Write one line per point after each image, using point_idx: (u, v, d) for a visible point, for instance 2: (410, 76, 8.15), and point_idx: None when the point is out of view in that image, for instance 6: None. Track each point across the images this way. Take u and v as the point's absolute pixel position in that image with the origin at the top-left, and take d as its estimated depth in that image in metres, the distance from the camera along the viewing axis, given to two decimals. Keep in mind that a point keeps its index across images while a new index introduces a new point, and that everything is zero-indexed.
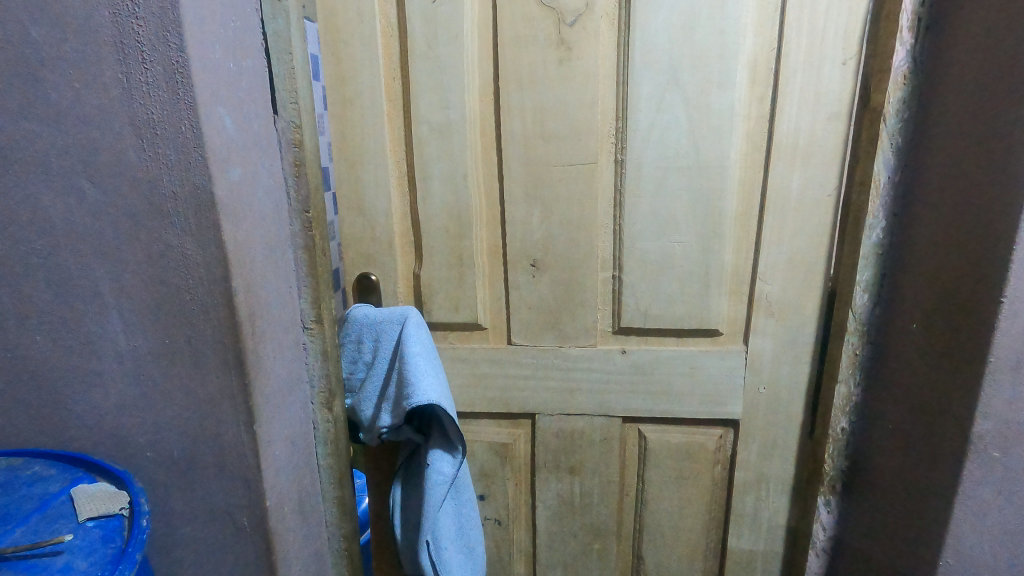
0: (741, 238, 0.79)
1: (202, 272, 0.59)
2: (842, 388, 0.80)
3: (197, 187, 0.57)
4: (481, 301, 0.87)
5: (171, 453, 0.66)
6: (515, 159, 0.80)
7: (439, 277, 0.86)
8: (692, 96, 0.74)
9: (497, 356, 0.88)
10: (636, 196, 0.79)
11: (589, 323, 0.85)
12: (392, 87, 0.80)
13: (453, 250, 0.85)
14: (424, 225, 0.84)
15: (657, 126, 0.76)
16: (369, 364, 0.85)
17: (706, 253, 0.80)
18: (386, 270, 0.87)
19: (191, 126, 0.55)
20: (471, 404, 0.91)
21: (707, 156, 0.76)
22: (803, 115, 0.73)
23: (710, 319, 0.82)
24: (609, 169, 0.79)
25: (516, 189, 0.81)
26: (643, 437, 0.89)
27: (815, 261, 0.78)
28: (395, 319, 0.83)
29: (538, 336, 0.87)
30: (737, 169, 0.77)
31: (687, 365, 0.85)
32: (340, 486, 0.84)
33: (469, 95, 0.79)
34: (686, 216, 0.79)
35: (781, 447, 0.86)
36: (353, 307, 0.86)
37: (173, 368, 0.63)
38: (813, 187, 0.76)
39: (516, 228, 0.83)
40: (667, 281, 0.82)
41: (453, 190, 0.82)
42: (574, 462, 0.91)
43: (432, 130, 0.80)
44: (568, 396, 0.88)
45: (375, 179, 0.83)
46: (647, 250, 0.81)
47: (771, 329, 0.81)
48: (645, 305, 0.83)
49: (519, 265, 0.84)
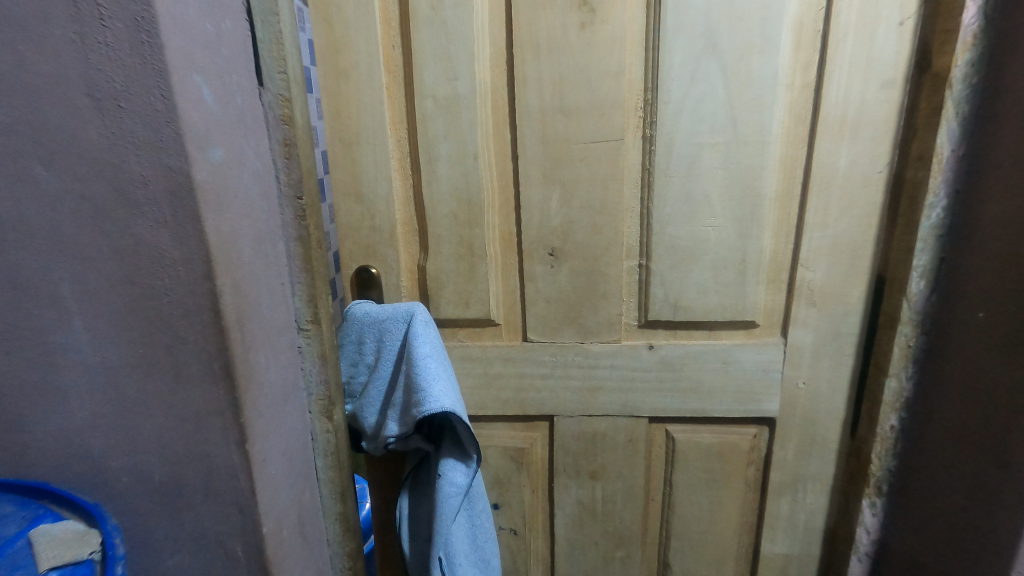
0: (781, 222, 0.72)
1: (181, 271, 0.51)
2: (892, 383, 0.71)
3: (172, 169, 0.48)
4: (493, 295, 0.80)
5: (152, 477, 0.58)
6: (530, 136, 0.72)
7: (447, 269, 0.79)
8: (730, 63, 0.66)
9: (511, 354, 0.81)
10: (667, 176, 0.71)
11: (613, 318, 0.78)
12: (391, 57, 0.73)
13: (462, 239, 0.77)
14: (428, 212, 0.77)
15: (691, 97, 0.68)
16: (371, 366, 0.78)
17: (743, 238, 0.72)
18: (388, 263, 0.80)
19: (163, 97, 0.46)
20: (484, 407, 0.84)
21: (746, 130, 0.68)
22: (852, 84, 0.66)
23: (745, 310, 0.75)
24: (636, 147, 0.72)
25: (531, 169, 0.74)
26: (671, 439, 0.83)
27: (862, 244, 0.71)
28: (400, 317, 0.76)
29: (557, 332, 0.80)
30: (778, 144, 0.69)
31: (720, 360, 0.78)
32: (343, 500, 0.78)
33: (479, 66, 0.71)
34: (722, 197, 0.71)
35: (819, 446, 0.80)
36: (353, 304, 0.79)
37: (150, 380, 0.55)
38: (862, 164, 0.68)
39: (533, 214, 0.75)
40: (700, 270, 0.74)
41: (462, 172, 0.75)
42: (595, 466, 0.85)
43: (438, 105, 0.73)
44: (589, 396, 0.82)
45: (375, 162, 0.76)
46: (678, 236, 0.73)
47: (812, 320, 0.75)
48: (675, 296, 0.76)
49: (535, 255, 0.77)
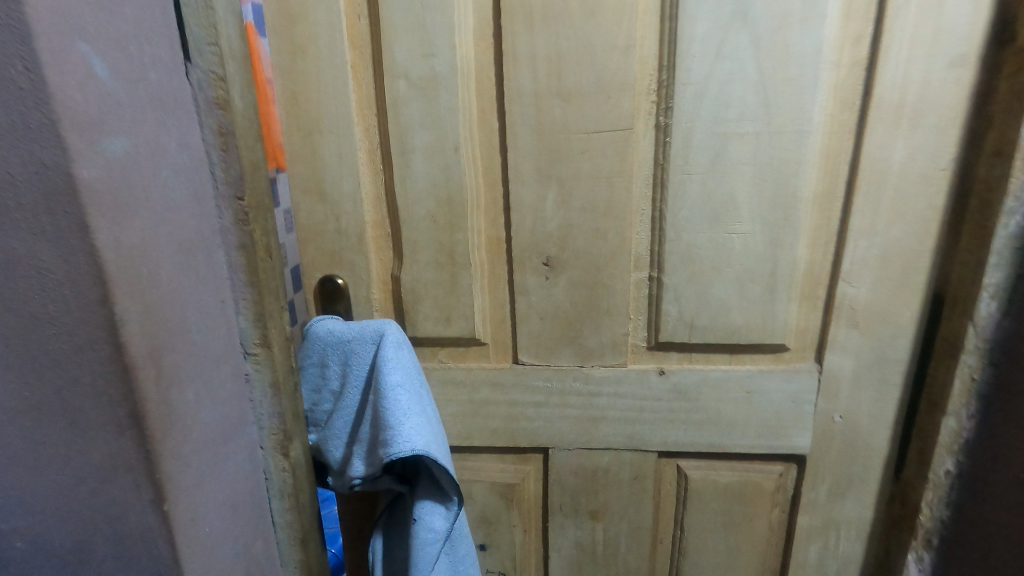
0: (819, 228, 0.61)
1: (69, 294, 0.41)
2: (950, 423, 0.59)
3: (47, 167, 0.38)
4: (479, 310, 0.69)
5: (54, 542, 0.48)
6: (521, 123, 0.61)
7: (425, 280, 0.68)
8: (765, 35, 0.54)
9: (499, 378, 0.70)
10: (684, 173, 0.60)
11: (618, 338, 0.67)
12: (357, 29, 0.61)
13: (443, 245, 0.66)
14: (403, 214, 0.65)
15: (715, 77, 0.56)
16: (336, 393, 0.67)
17: (774, 247, 0.61)
18: (356, 272, 0.69)
19: (26, 70, 0.36)
20: (469, 437, 0.73)
21: (782, 117, 0.57)
22: (913, 61, 0.54)
23: (775, 331, 0.64)
24: (647, 137, 0.60)
25: (523, 164, 0.62)
26: (683, 476, 0.72)
27: (917, 256, 0.59)
28: (369, 337, 0.65)
29: (552, 354, 0.69)
30: (820, 135, 0.57)
31: (743, 389, 0.67)
32: (303, 548, 0.67)
33: (461, 40, 0.59)
34: (750, 199, 0.59)
35: (856, 488, 0.69)
36: (315, 320, 0.68)
37: (41, 430, 0.44)
38: (921, 159, 0.56)
39: (525, 216, 0.64)
40: (721, 284, 0.63)
41: (441, 167, 0.63)
42: (596, 505, 0.74)
43: (413, 86, 0.61)
44: (589, 427, 0.71)
45: (339, 154, 0.64)
46: (696, 243, 0.62)
47: (854, 344, 0.63)
48: (692, 314, 0.64)
49: (528, 264, 0.66)
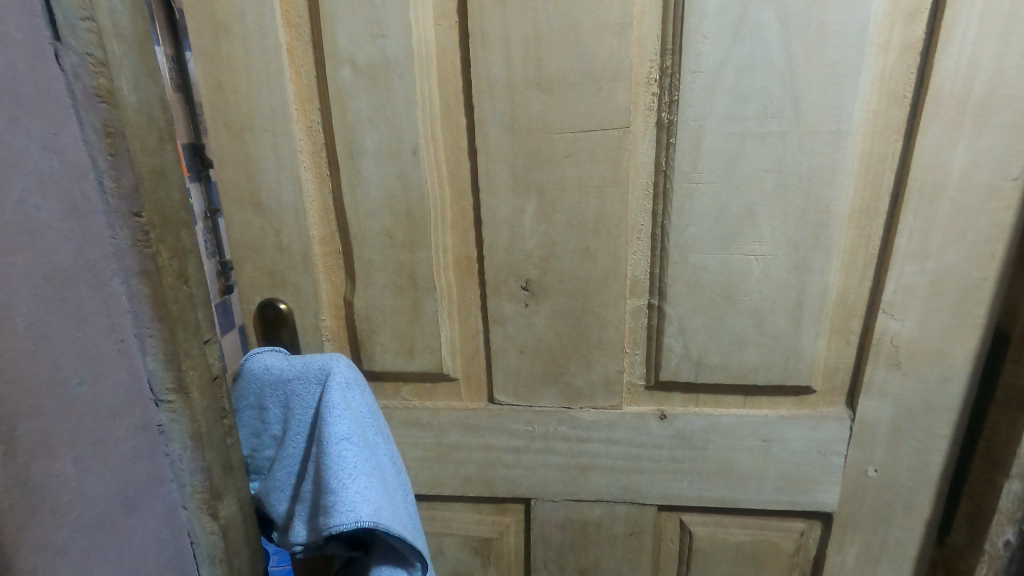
0: (855, 249, 0.50)
1: None
2: (1014, 486, 0.50)
3: None
4: (447, 341, 0.58)
5: None
6: (493, 121, 0.50)
7: (382, 306, 0.57)
8: (796, 10, 0.43)
9: (472, 420, 0.60)
10: (692, 182, 0.49)
11: (611, 376, 0.56)
12: (293, 4, 0.50)
13: (402, 266, 0.55)
14: (353, 228, 0.55)
15: (732, 63, 0.45)
16: (278, 440, 0.56)
17: (800, 272, 0.50)
18: (302, 296, 0.58)
19: None
20: (438, 486, 0.63)
21: (815, 114, 0.45)
22: (983, 43, 0.43)
23: (799, 371, 0.53)
24: (646, 139, 0.50)
25: (496, 169, 0.51)
26: (687, 533, 0.61)
27: (977, 285, 0.48)
28: (313, 377, 0.54)
29: (533, 393, 0.58)
30: (859, 137, 0.46)
31: (759, 438, 0.56)
32: None
33: (418, 17, 0.48)
34: (772, 214, 0.49)
35: (892, 552, 0.58)
36: (253, 353, 0.57)
37: None
38: (988, 167, 0.45)
39: (498, 232, 0.53)
40: (736, 316, 0.52)
41: (397, 172, 0.52)
42: (586, 563, 0.64)
43: (360, 75, 0.50)
44: (578, 477, 0.60)
45: (275, 157, 0.53)
46: (706, 267, 0.51)
47: (894, 387, 0.52)
48: (699, 350, 0.54)
49: (503, 289, 0.55)
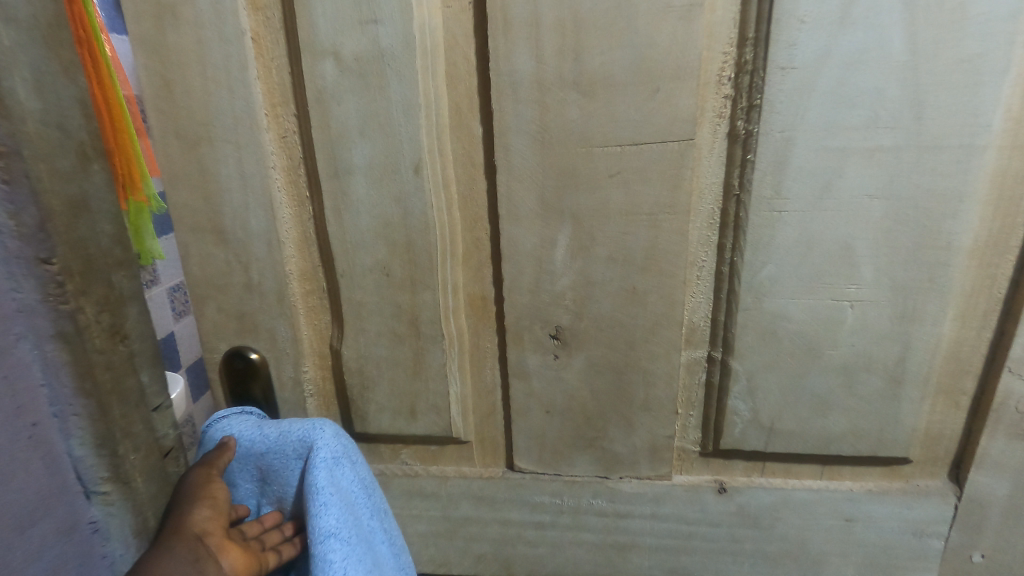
0: (976, 293, 0.39)
1: None
2: None
3: None
4: (457, 398, 0.48)
5: None
6: (518, 130, 0.39)
7: (376, 357, 0.46)
8: None
9: (488, 491, 0.50)
10: (774, 210, 0.38)
11: (658, 442, 0.46)
12: None
13: (401, 309, 0.44)
14: (341, 263, 0.44)
15: (836, 57, 0.34)
16: None
17: (907, 322, 0.39)
18: (277, 344, 0.47)
19: None
20: (445, 565, 0.53)
21: (941, 123, 0.35)
22: None
23: (896, 440, 0.43)
24: (715, 156, 0.39)
25: (520, 192, 0.40)
26: None
27: None
28: (292, 453, 0.43)
29: (563, 460, 0.48)
30: (997, 153, 0.36)
31: (841, 516, 0.46)
32: None
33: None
34: (877, 251, 0.38)
35: None
36: (217, 415, 0.46)
37: None
38: None
39: (523, 269, 0.42)
40: (821, 374, 0.42)
41: (394, 195, 0.41)
42: None
43: (346, 71, 0.39)
44: (615, 557, 0.50)
45: (240, 175, 0.42)
46: (786, 315, 0.40)
47: (1015, 461, 0.42)
48: (771, 413, 0.43)
49: (528, 338, 0.44)
